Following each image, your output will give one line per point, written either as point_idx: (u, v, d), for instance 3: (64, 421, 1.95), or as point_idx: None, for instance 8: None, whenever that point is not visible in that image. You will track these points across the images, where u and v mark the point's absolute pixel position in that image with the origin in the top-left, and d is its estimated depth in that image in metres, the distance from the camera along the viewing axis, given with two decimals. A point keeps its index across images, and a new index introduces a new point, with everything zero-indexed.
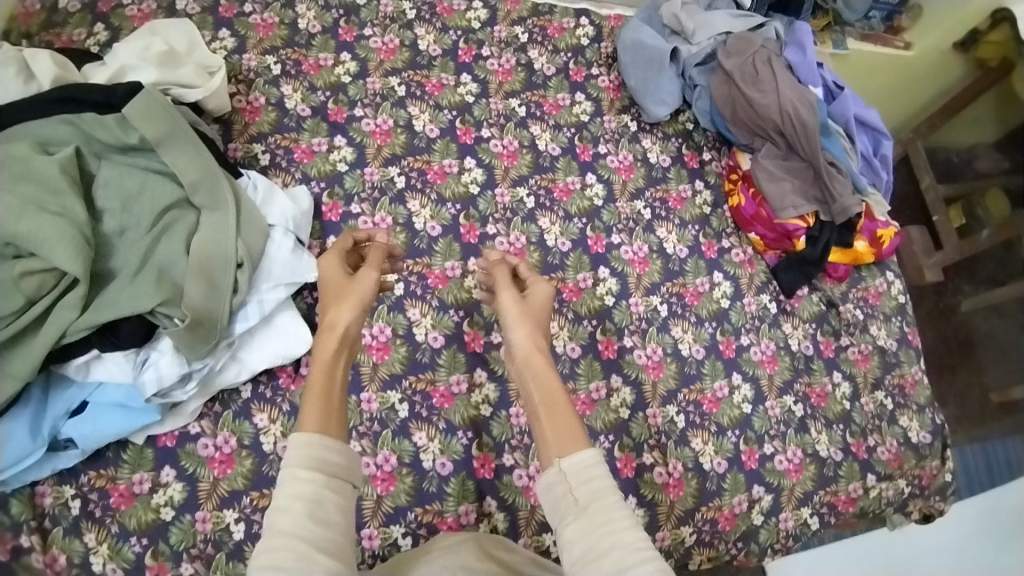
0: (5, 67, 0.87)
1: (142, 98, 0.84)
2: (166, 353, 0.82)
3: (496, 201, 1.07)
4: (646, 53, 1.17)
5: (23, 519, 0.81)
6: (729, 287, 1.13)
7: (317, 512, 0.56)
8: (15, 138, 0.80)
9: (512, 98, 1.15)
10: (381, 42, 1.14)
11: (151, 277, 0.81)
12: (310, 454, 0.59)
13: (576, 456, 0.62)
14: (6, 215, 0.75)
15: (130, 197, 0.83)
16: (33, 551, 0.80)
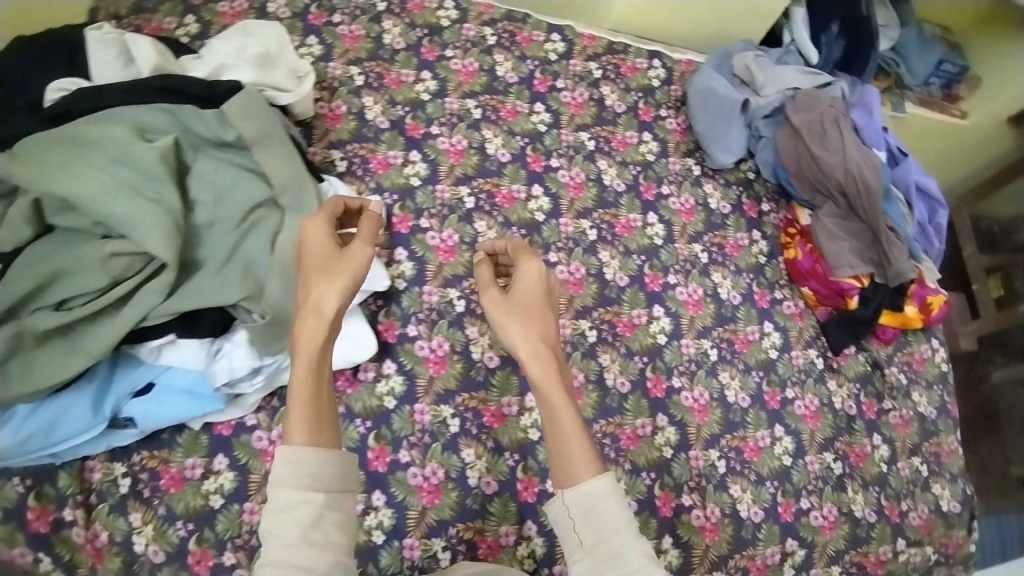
0: (107, 48, 0.88)
1: (239, 96, 0.85)
2: (241, 345, 0.84)
3: (560, 230, 1.09)
4: (718, 100, 1.20)
5: (68, 493, 0.85)
6: (778, 338, 1.14)
7: (311, 534, 0.62)
8: (115, 120, 0.80)
9: (582, 131, 1.18)
10: (461, 65, 1.18)
11: (234, 273, 0.82)
12: (301, 473, 0.63)
13: (582, 486, 0.65)
14: (104, 196, 0.76)
15: (221, 192, 0.84)
16: (75, 525, 0.84)
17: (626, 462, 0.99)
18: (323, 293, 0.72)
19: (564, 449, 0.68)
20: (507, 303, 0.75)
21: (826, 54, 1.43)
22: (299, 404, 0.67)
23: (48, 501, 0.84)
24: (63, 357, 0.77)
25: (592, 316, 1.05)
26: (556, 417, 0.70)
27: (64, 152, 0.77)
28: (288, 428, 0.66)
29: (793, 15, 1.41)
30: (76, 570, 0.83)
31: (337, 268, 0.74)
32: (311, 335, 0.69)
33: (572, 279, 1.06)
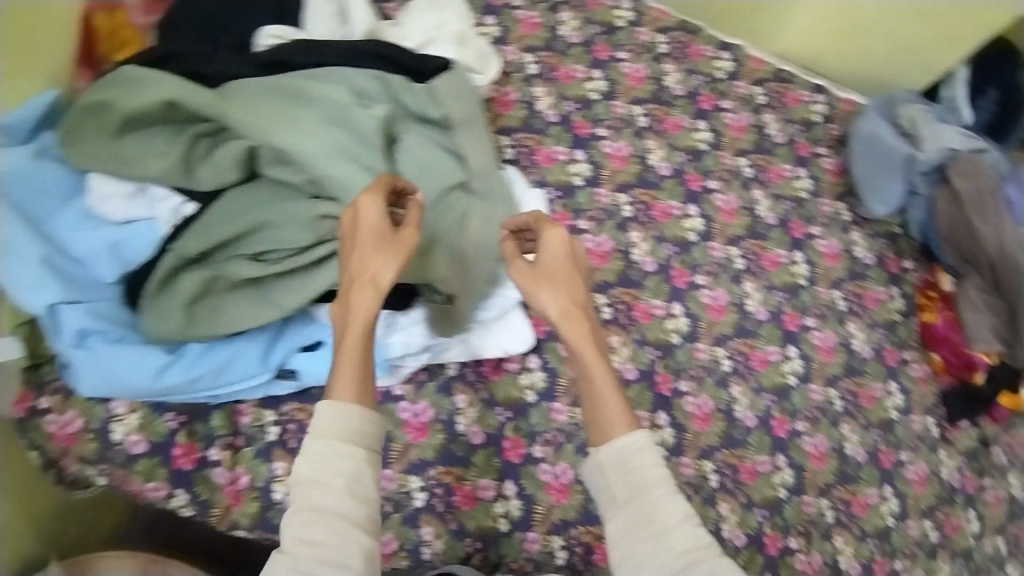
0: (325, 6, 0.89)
1: (451, 76, 0.85)
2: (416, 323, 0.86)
3: (710, 254, 1.08)
4: (882, 149, 1.18)
5: (219, 433, 0.86)
6: (901, 399, 1.13)
7: (351, 487, 0.59)
8: (333, 81, 0.79)
9: (742, 157, 1.16)
10: (632, 68, 1.16)
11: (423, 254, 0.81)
12: (344, 427, 0.61)
13: (619, 444, 0.64)
14: (322, 156, 0.75)
15: (419, 167, 0.82)
16: (219, 466, 0.86)
17: (741, 495, 1.00)
18: (378, 268, 0.64)
19: (593, 397, 0.67)
20: (532, 272, 0.71)
21: (978, 116, 1.38)
22: (348, 367, 0.63)
23: (197, 439, 0.85)
24: (247, 305, 0.77)
25: (729, 346, 1.06)
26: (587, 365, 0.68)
27: (281, 104, 0.77)
28: (332, 384, 0.63)
29: None
30: (212, 508, 0.85)
31: (390, 245, 0.66)
32: (363, 314, 0.64)
33: (715, 304, 1.06)
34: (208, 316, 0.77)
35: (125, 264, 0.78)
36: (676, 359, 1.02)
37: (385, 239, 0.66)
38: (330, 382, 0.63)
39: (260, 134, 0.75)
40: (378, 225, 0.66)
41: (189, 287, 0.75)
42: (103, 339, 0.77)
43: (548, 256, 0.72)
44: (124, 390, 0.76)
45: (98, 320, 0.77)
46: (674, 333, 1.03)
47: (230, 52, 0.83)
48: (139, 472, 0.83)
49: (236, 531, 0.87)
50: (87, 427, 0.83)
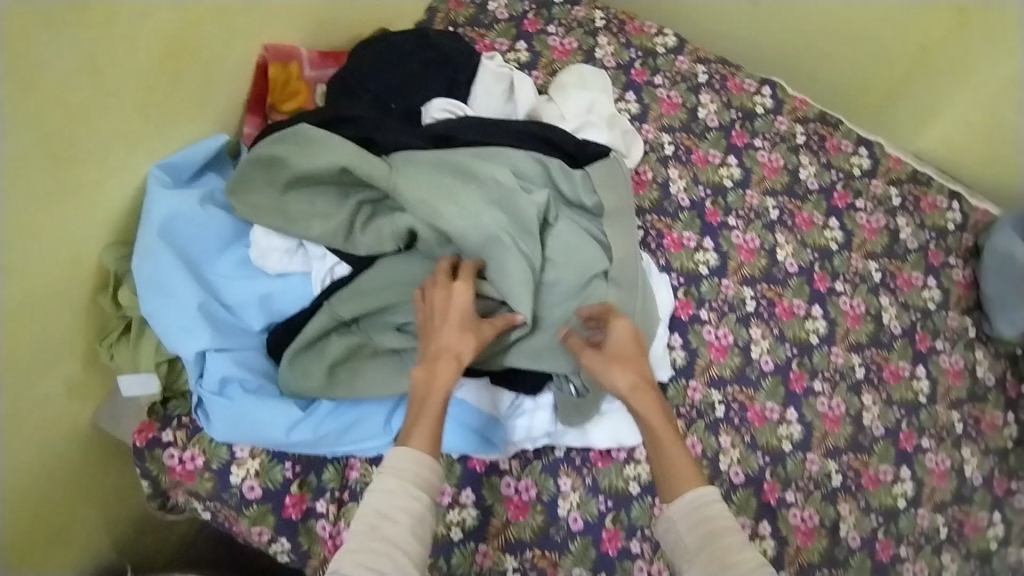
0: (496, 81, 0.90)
1: (607, 165, 0.86)
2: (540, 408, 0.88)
3: (830, 358, 1.04)
4: (1015, 265, 1.11)
5: (329, 486, 0.85)
6: (1002, 530, 1.10)
7: (414, 526, 0.57)
8: (498, 162, 0.82)
9: (871, 260, 1.12)
10: (768, 157, 1.14)
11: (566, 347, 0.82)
12: (415, 471, 0.59)
13: (688, 496, 0.61)
14: (482, 238, 0.76)
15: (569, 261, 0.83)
16: (323, 518, 0.83)
17: None
18: (457, 342, 0.68)
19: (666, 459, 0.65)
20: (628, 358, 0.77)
21: None
22: (428, 418, 0.63)
23: (307, 489, 0.85)
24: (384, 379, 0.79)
25: (841, 459, 1.01)
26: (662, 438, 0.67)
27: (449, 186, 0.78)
28: (407, 435, 0.62)
29: None
30: (309, 559, 0.84)
31: (471, 324, 0.70)
32: (445, 379, 0.65)
33: (831, 414, 1.02)
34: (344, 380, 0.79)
35: (273, 315, 0.81)
36: (786, 467, 0.98)
37: (468, 317, 0.70)
38: (402, 436, 0.62)
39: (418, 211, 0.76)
40: (465, 304, 0.71)
41: (335, 350, 0.78)
42: (241, 389, 0.78)
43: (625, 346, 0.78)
44: (256, 441, 0.77)
45: (241, 368, 0.78)
46: (786, 439, 0.99)
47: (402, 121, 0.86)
48: (248, 516, 0.82)
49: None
50: (207, 466, 0.82)
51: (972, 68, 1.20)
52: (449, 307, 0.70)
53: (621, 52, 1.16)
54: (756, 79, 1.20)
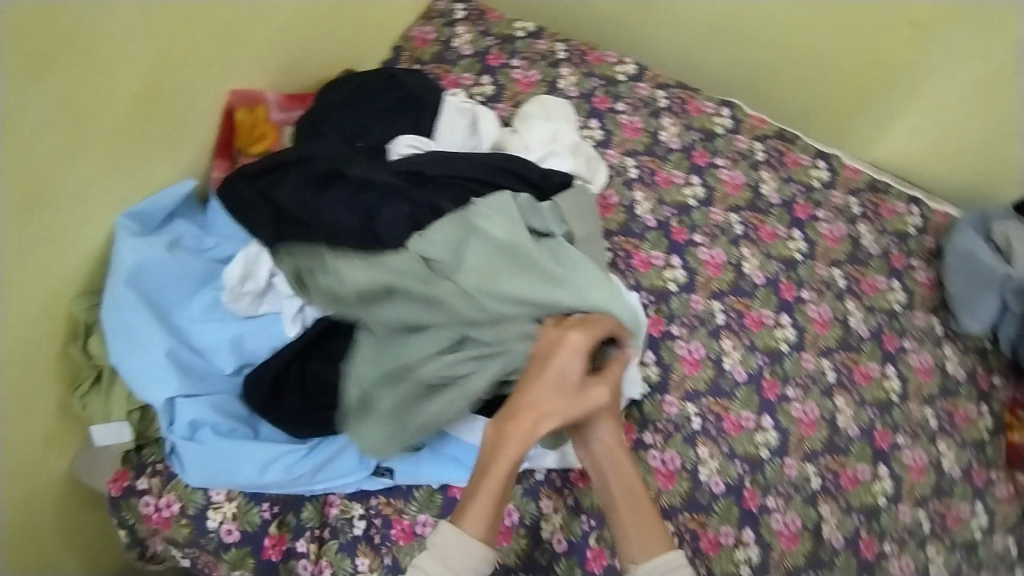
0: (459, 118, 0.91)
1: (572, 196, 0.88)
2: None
3: (802, 365, 1.06)
4: (980, 266, 1.15)
5: (308, 525, 0.85)
6: (984, 520, 1.09)
7: None
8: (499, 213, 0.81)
9: (835, 267, 1.14)
10: (730, 175, 1.16)
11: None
12: (466, 562, 0.65)
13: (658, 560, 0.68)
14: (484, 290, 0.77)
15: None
16: (305, 558, 0.84)
17: None
18: (546, 408, 0.69)
19: (636, 516, 0.72)
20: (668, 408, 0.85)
21: None
22: (484, 496, 0.68)
23: (286, 529, 0.85)
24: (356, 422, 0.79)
25: (819, 462, 1.02)
26: (636, 495, 0.73)
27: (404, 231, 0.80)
28: (464, 510, 0.68)
29: None
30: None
31: (572, 398, 0.70)
32: (514, 445, 0.69)
33: (806, 419, 1.04)
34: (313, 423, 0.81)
35: (243, 357, 0.84)
36: (765, 474, 0.99)
37: (569, 384, 0.70)
38: (463, 507, 0.68)
39: (467, 274, 0.78)
40: (575, 373, 0.71)
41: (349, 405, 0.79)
42: (213, 432, 0.81)
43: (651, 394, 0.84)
44: (229, 484, 0.80)
45: (211, 413, 0.81)
46: (763, 447, 1.01)
47: (366, 154, 0.86)
48: (229, 560, 0.84)
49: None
50: (184, 512, 0.84)
51: (926, 76, 1.23)
52: (559, 369, 0.71)
53: (584, 82, 1.18)
54: (715, 101, 1.22)
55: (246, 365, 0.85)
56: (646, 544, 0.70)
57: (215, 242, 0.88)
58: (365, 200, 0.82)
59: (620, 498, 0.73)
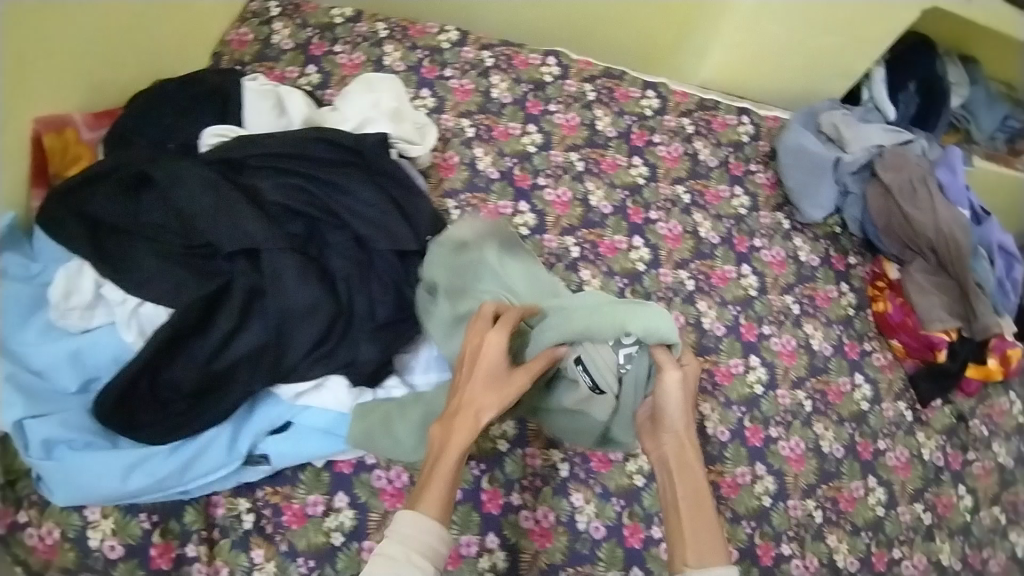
0: (262, 100, 0.95)
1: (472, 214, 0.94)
2: (394, 390, 0.88)
3: (660, 280, 1.12)
4: (812, 156, 1.22)
5: (194, 528, 0.86)
6: (869, 390, 1.16)
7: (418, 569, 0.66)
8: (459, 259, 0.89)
9: (678, 184, 1.20)
10: (564, 119, 1.21)
11: (386, 337, 0.86)
12: (423, 540, 0.68)
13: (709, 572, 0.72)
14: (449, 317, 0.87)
15: (360, 262, 0.87)
16: (198, 561, 0.85)
17: (727, 510, 1.01)
18: (482, 403, 0.77)
19: (699, 525, 0.78)
20: (671, 386, 0.85)
21: (903, 110, 1.44)
22: (438, 484, 0.72)
23: (172, 537, 0.85)
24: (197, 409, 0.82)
25: None
26: (699, 495, 0.81)
27: (215, 215, 0.83)
28: (419, 496, 0.72)
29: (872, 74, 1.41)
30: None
31: (500, 387, 0.78)
32: (458, 441, 0.75)
33: None
34: (153, 421, 0.81)
35: (86, 372, 0.84)
36: None
37: (496, 371, 0.79)
38: (417, 495, 0.72)
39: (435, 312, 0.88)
40: (499, 357, 0.80)
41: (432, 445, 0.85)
42: (70, 448, 0.81)
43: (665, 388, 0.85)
44: (89, 497, 0.78)
45: (65, 430, 0.80)
46: None
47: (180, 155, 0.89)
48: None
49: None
50: (63, 537, 0.81)
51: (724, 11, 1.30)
52: (487, 361, 0.79)
53: (409, 55, 1.21)
54: (540, 52, 1.26)
55: (92, 381, 0.84)
56: (699, 554, 0.75)
57: (42, 269, 0.88)
58: (173, 197, 0.84)
59: (684, 505, 0.81)
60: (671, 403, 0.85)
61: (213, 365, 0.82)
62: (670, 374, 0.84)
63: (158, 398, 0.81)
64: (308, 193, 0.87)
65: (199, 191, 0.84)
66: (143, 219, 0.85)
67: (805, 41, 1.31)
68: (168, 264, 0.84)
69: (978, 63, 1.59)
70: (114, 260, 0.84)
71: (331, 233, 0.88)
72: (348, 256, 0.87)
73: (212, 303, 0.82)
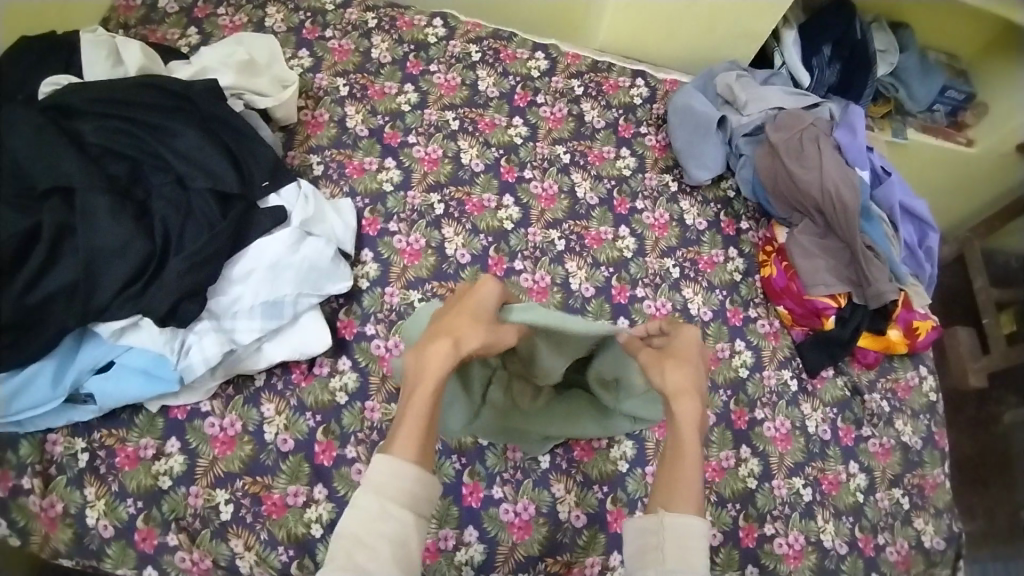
0: (97, 49, 0.95)
1: (291, 189, 0.96)
2: (205, 334, 0.87)
3: (528, 239, 1.09)
4: (697, 116, 1.18)
5: (29, 461, 0.87)
6: (750, 357, 1.11)
7: (396, 551, 0.62)
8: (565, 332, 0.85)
9: (559, 145, 1.18)
10: (444, 79, 1.19)
11: (200, 273, 0.85)
12: (399, 487, 0.64)
13: (681, 522, 0.69)
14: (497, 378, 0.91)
15: (179, 203, 0.89)
16: (32, 494, 0.86)
17: (578, 473, 0.98)
18: (461, 335, 0.74)
19: (676, 478, 0.73)
20: (655, 360, 0.81)
21: (818, 77, 1.39)
22: (410, 422, 0.68)
23: (8, 467, 0.87)
24: (20, 343, 0.82)
25: None
26: (680, 442, 0.75)
27: (41, 155, 0.85)
28: (393, 439, 0.68)
29: (783, 39, 1.40)
30: (30, 537, 0.86)
31: (487, 326, 0.76)
32: (437, 365, 0.71)
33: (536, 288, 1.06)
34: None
35: None
36: None
37: (484, 313, 0.77)
38: (391, 436, 0.68)
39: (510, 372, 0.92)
40: (487, 309, 0.78)
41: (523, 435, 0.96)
42: None
43: (643, 358, 0.82)
44: None
45: None
46: None
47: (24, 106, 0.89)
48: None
49: (60, 560, 0.87)
50: None
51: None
52: (473, 303, 0.78)
53: (291, 17, 1.21)
54: (426, 14, 1.25)
55: None
56: (670, 500, 0.72)
57: None
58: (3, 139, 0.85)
59: (665, 456, 0.76)
60: (661, 372, 0.79)
61: (27, 298, 0.82)
62: (645, 353, 0.82)
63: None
64: (130, 137, 0.90)
65: (26, 133, 0.85)
66: None
67: None
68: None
69: (910, 30, 1.53)
70: None
71: (153, 175, 0.90)
72: (168, 198, 0.89)
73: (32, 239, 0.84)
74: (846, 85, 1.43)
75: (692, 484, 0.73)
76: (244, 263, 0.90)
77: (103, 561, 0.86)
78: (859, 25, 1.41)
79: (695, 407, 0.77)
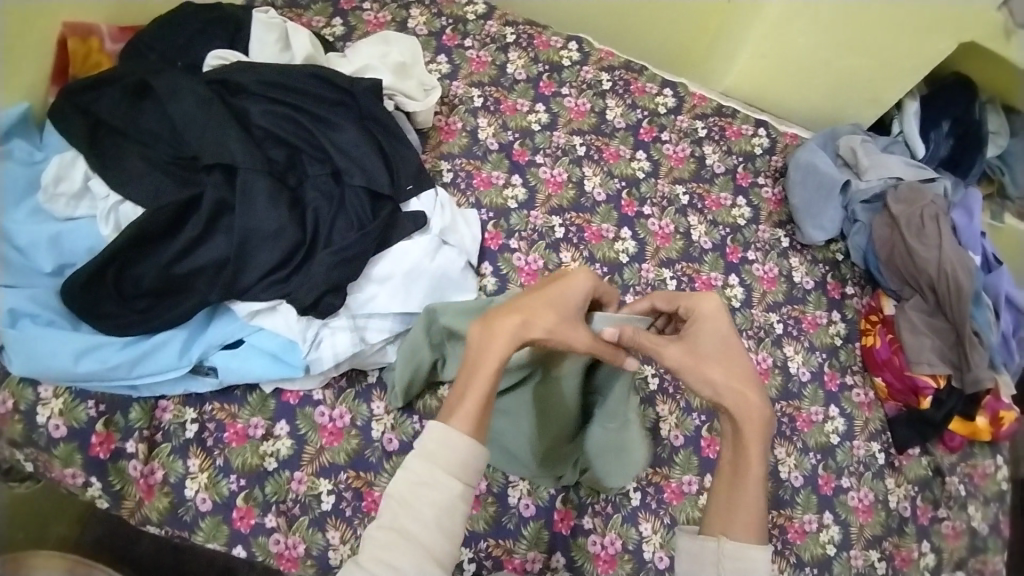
0: (268, 32, 1.00)
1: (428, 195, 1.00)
2: (340, 330, 0.90)
3: (641, 274, 1.10)
4: (820, 177, 1.20)
5: (137, 426, 0.88)
6: (841, 424, 1.11)
7: (443, 520, 0.60)
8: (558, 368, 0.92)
9: (678, 184, 1.19)
10: (574, 103, 1.21)
11: (345, 268, 0.89)
12: (451, 456, 0.61)
13: (740, 545, 0.66)
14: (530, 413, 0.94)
15: (331, 197, 0.93)
16: (134, 458, 0.87)
17: (665, 515, 0.98)
18: (534, 317, 0.70)
19: (733, 500, 0.70)
20: (692, 362, 0.74)
21: (932, 150, 1.41)
22: (471, 396, 0.65)
23: (116, 429, 0.87)
24: (156, 308, 0.86)
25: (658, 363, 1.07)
26: (741, 460, 0.71)
27: (204, 129, 0.88)
28: (452, 410, 0.65)
29: (903, 108, 1.41)
30: (123, 501, 0.87)
31: (561, 321, 0.72)
32: (499, 346, 0.68)
33: None
34: (114, 314, 0.84)
35: (62, 257, 0.87)
36: None
37: (564, 307, 0.74)
38: (449, 407, 0.65)
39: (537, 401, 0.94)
40: (574, 301, 0.75)
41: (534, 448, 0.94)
42: (33, 323, 0.84)
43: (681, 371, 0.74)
44: (39, 371, 0.82)
45: (33, 305, 0.84)
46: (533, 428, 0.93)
47: (191, 77, 0.91)
48: (57, 457, 0.85)
49: (149, 527, 0.88)
50: (13, 408, 0.85)
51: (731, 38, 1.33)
52: (559, 297, 0.74)
53: (433, 21, 1.24)
54: (563, 36, 1.28)
55: (68, 266, 0.87)
56: (729, 524, 0.68)
57: (45, 158, 0.90)
58: (167, 111, 0.88)
59: (725, 471, 0.72)
60: (703, 378, 0.73)
61: (172, 270, 0.85)
62: (671, 353, 0.74)
63: (120, 291, 0.85)
64: (295, 126, 0.94)
65: (192, 109, 0.88)
66: (140, 126, 0.89)
67: (834, 57, 1.28)
68: (153, 171, 0.88)
69: (1022, 115, 1.52)
70: (105, 158, 0.88)
71: (309, 165, 0.94)
72: (321, 189, 0.93)
73: (187, 210, 0.87)
74: (957, 160, 1.42)
75: (752, 506, 0.69)
76: (385, 263, 0.95)
77: (196, 533, 0.87)
78: (978, 107, 1.41)
79: (754, 422, 0.72)
